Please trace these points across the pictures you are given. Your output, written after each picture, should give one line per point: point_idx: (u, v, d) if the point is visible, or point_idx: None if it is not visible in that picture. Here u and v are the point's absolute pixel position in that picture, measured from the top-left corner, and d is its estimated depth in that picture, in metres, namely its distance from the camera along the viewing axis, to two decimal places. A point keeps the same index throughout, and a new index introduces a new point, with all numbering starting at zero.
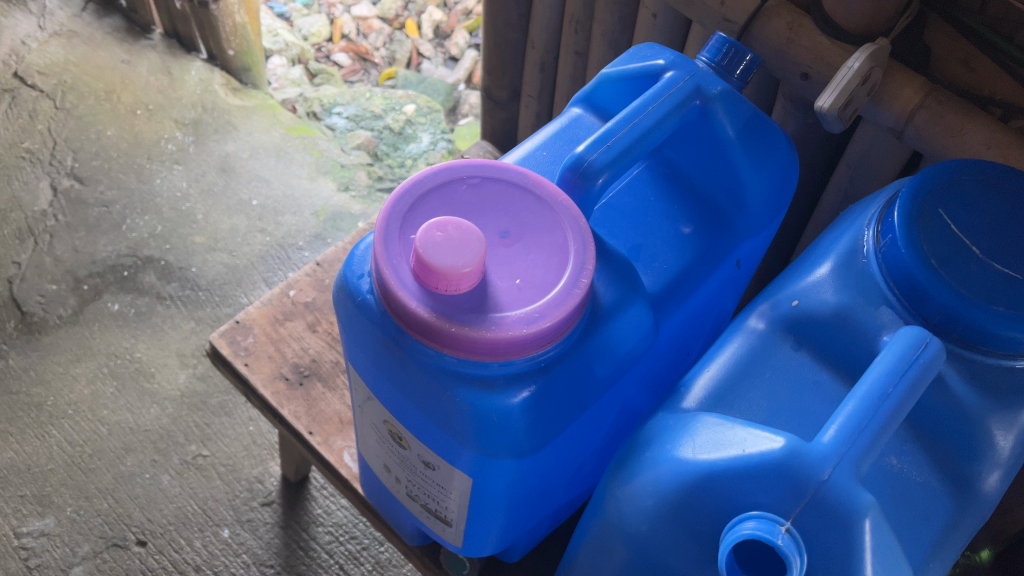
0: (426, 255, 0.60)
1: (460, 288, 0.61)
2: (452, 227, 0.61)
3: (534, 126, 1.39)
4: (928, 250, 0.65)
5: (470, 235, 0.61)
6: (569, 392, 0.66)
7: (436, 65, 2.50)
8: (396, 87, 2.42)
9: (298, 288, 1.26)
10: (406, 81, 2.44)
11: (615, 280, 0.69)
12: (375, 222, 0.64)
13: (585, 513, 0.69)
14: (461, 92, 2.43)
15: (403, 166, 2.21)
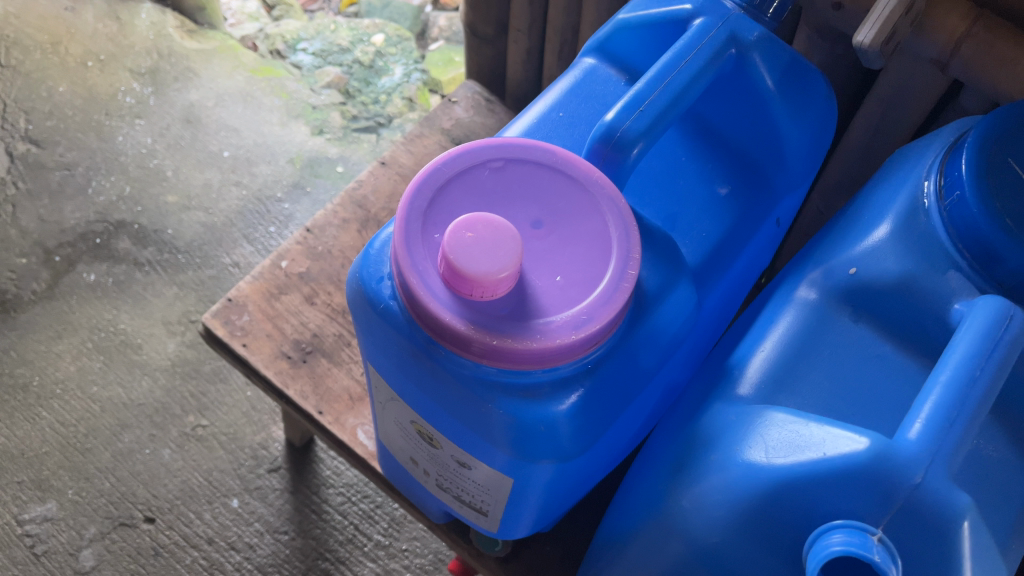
0: (456, 262, 0.53)
1: (497, 293, 0.55)
2: (482, 225, 0.54)
3: (524, 62, 1.30)
4: (1001, 208, 0.59)
5: (503, 233, 0.54)
6: (618, 389, 0.61)
7: None
8: (360, 15, 2.25)
9: (290, 258, 1.18)
10: (371, 7, 2.26)
11: (657, 261, 0.63)
12: (393, 222, 0.57)
13: (638, 509, 0.65)
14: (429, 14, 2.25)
15: (377, 102, 2.07)
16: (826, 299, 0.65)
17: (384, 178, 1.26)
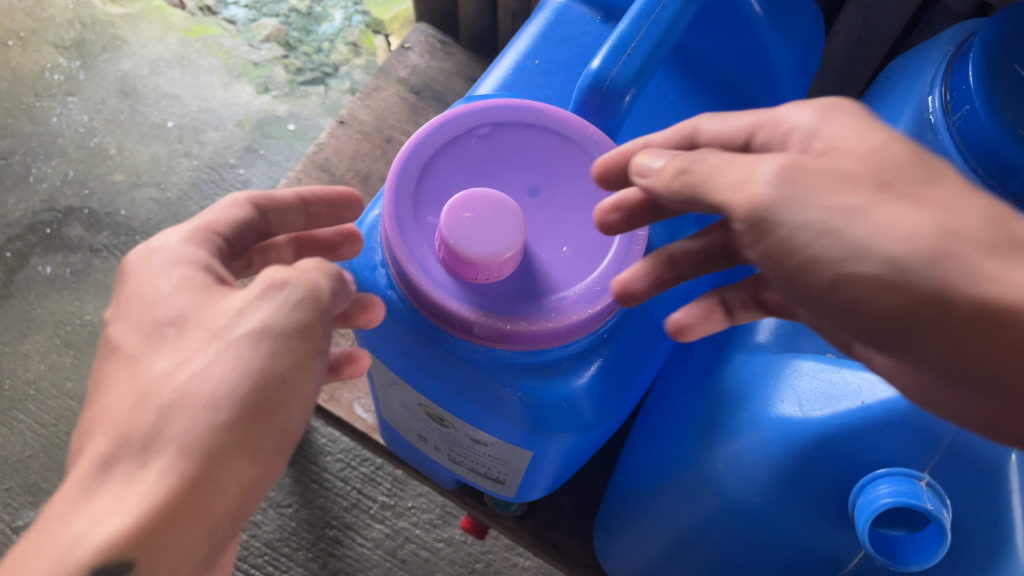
0: (457, 246, 0.50)
1: (503, 274, 0.52)
2: (479, 203, 0.51)
3: None
4: (1012, 117, 0.56)
5: (503, 207, 0.51)
6: (637, 353, 0.59)
7: None
8: None
9: None
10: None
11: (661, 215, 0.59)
12: (383, 208, 0.52)
13: (661, 464, 0.65)
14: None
15: (320, 51, 1.91)
16: None
17: (344, 139, 1.20)
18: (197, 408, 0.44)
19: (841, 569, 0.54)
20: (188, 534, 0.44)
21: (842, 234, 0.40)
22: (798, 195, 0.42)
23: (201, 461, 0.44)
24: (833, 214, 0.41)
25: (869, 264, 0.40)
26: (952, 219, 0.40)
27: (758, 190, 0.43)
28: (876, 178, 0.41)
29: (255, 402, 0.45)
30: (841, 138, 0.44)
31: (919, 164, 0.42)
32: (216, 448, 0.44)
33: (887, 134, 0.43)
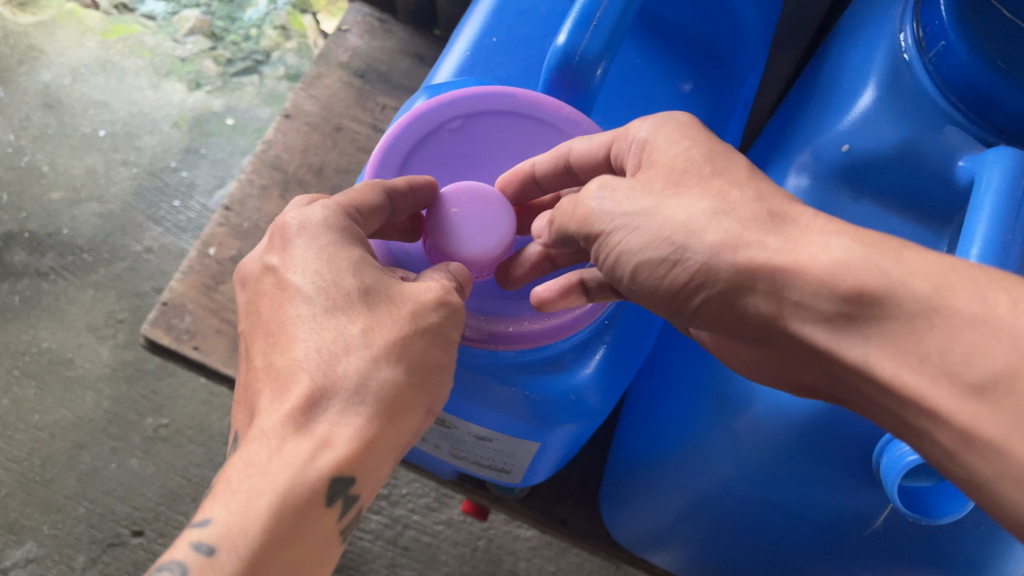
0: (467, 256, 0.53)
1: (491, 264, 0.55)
2: (467, 198, 0.54)
3: None
4: (992, 49, 0.54)
5: (490, 201, 0.54)
6: (637, 333, 0.60)
7: None
8: None
9: (217, 242, 1.08)
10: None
11: None
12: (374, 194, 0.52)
13: (659, 438, 0.64)
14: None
15: (250, 40, 1.77)
16: (820, 187, 0.63)
17: (292, 133, 1.15)
18: (399, 360, 0.47)
19: (868, 528, 0.54)
20: (381, 468, 0.48)
21: (620, 226, 0.47)
22: (600, 199, 0.48)
23: (411, 405, 0.48)
24: (634, 213, 0.46)
25: (638, 250, 0.46)
26: (721, 203, 0.44)
27: (573, 207, 0.50)
28: (669, 178, 0.47)
29: (434, 353, 0.49)
30: (659, 147, 0.49)
31: (706, 164, 0.46)
32: (415, 401, 0.48)
33: (707, 142, 0.47)
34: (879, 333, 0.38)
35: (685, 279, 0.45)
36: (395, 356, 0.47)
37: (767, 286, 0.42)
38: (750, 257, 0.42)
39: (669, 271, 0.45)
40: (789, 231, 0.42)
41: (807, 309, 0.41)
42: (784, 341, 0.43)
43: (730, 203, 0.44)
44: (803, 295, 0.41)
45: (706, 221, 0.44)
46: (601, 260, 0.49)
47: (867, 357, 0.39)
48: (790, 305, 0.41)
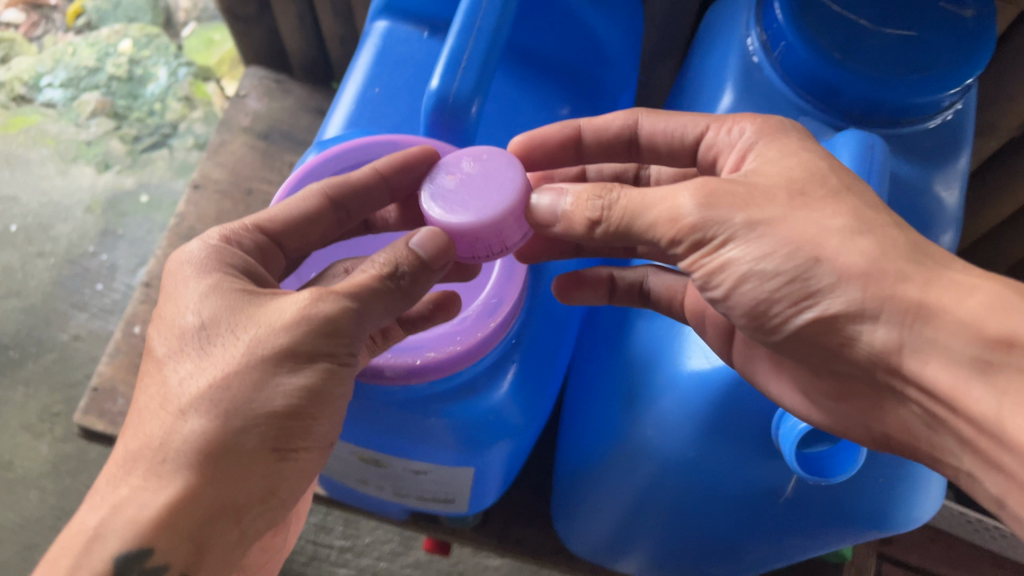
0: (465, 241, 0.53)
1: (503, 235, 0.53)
2: (479, 164, 0.54)
3: (299, 30, 1.20)
4: (827, 44, 0.61)
5: (501, 168, 0.54)
6: (546, 348, 0.63)
7: None
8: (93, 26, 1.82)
9: (142, 320, 1.08)
10: (101, 13, 1.83)
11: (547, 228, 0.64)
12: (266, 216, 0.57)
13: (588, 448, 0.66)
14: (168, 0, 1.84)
15: (155, 113, 1.76)
16: None
17: (204, 202, 1.16)
18: (228, 406, 0.46)
19: (780, 499, 0.57)
20: (221, 530, 0.47)
21: (742, 232, 0.45)
22: (720, 208, 0.45)
23: (243, 455, 0.46)
24: (767, 234, 0.45)
25: (748, 261, 0.46)
26: (859, 220, 0.44)
27: (670, 207, 0.46)
28: (792, 188, 0.46)
29: (283, 390, 0.47)
30: (769, 161, 0.48)
31: (824, 180, 0.46)
32: (250, 453, 0.47)
33: (819, 156, 0.47)
34: (943, 349, 0.42)
35: (790, 291, 0.45)
36: (209, 408, 0.46)
37: (891, 317, 0.43)
38: (882, 291, 0.43)
39: (778, 279, 0.45)
40: (913, 260, 0.43)
41: (911, 341, 0.43)
42: (841, 354, 0.46)
43: (868, 224, 0.44)
44: (925, 333, 0.42)
45: (835, 249, 0.44)
46: (693, 260, 0.48)
47: (930, 373, 0.42)
48: (897, 335, 0.43)
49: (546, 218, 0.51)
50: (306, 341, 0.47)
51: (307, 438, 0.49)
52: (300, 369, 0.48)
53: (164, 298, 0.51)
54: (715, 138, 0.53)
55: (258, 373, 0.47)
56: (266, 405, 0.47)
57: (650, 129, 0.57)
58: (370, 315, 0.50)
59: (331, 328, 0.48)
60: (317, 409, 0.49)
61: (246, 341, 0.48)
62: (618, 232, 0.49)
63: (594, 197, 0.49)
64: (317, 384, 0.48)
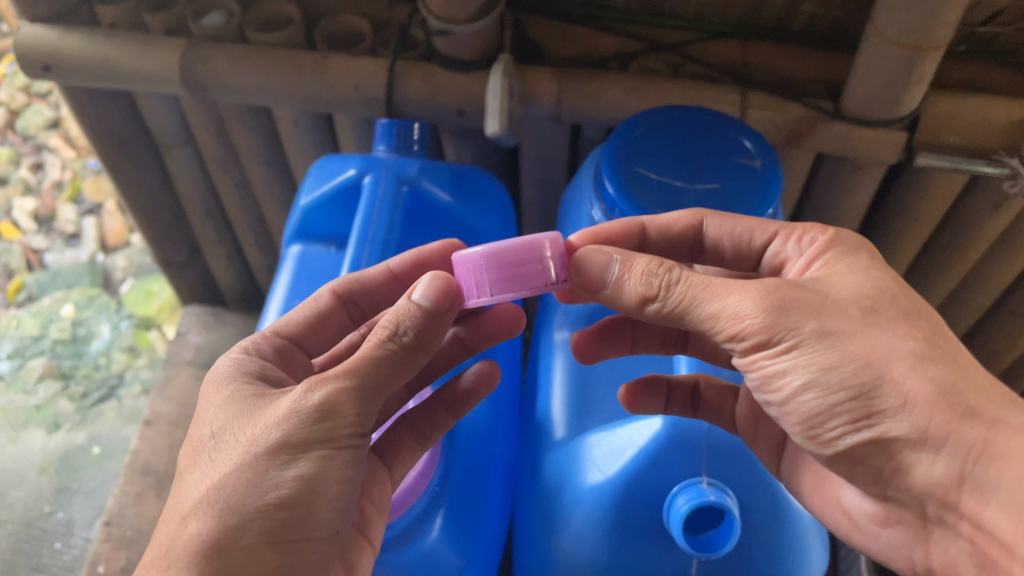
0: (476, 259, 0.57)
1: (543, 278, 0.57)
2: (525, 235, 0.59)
3: (229, 265, 1.34)
4: (650, 204, 0.76)
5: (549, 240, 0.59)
6: (470, 490, 0.71)
7: (62, 250, 1.87)
8: (32, 300, 1.81)
9: (105, 558, 1.12)
10: (41, 285, 1.82)
11: None
12: None
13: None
14: (104, 262, 1.86)
15: (102, 367, 1.71)
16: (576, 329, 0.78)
17: (156, 435, 1.25)
18: (228, 503, 0.51)
19: None
20: None
21: (811, 341, 0.51)
22: (791, 317, 0.52)
23: (244, 545, 0.51)
24: (837, 339, 0.51)
25: (807, 370, 0.52)
26: (926, 346, 0.52)
27: (735, 306, 0.52)
28: (864, 306, 0.53)
29: (276, 478, 0.52)
30: (839, 275, 0.55)
31: (891, 303, 0.53)
32: (253, 543, 0.51)
33: (887, 278, 0.55)
34: (1002, 496, 0.49)
35: (844, 402, 0.51)
36: (209, 510, 0.51)
37: (953, 452, 0.50)
38: (947, 423, 0.50)
39: (836, 387, 0.51)
40: (966, 396, 0.51)
41: (969, 478, 0.50)
42: (886, 472, 0.53)
43: (933, 356, 0.52)
44: (984, 474, 0.50)
45: (899, 374, 0.51)
46: (751, 358, 0.54)
47: (990, 514, 0.49)
48: (957, 468, 0.50)
49: (598, 282, 0.57)
50: (297, 429, 0.52)
51: (314, 523, 0.52)
52: (292, 458, 0.52)
53: (199, 414, 0.58)
54: (784, 246, 0.61)
55: (252, 467, 0.52)
56: (262, 497, 0.51)
57: (716, 234, 0.64)
58: (365, 391, 0.54)
59: (320, 413, 0.53)
60: (318, 492, 0.52)
61: (248, 440, 0.53)
62: (670, 314, 0.55)
63: (656, 278, 0.55)
64: (311, 470, 0.52)
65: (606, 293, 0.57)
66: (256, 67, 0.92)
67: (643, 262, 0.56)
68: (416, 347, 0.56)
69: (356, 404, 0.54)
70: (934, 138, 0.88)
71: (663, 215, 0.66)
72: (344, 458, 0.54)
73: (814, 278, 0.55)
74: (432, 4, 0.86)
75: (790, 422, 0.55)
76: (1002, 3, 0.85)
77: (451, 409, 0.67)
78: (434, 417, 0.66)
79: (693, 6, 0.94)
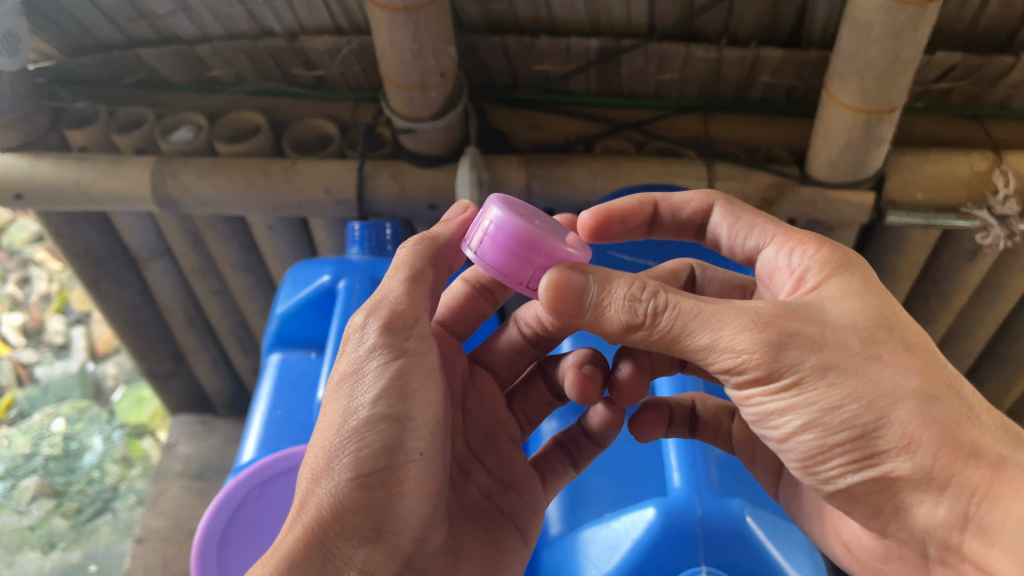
0: (504, 211, 0.52)
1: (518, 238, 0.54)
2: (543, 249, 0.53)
3: (215, 371, 1.33)
4: None
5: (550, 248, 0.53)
6: None
7: (51, 362, 1.79)
8: (23, 417, 1.68)
9: None
10: (32, 400, 1.70)
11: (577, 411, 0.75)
12: (195, 534, 0.69)
13: None
14: (94, 371, 1.78)
15: (97, 480, 1.57)
16: (565, 416, 0.75)
17: (149, 553, 1.23)
18: (327, 441, 0.47)
19: None
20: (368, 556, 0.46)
21: (812, 379, 0.44)
22: (789, 352, 0.44)
23: (337, 479, 0.46)
24: (842, 376, 0.43)
25: (808, 411, 0.44)
26: (930, 384, 0.44)
27: (727, 340, 0.44)
28: (863, 335, 0.45)
29: (362, 400, 0.47)
30: (832, 299, 0.47)
31: (890, 333, 0.45)
32: (354, 477, 0.46)
33: (886, 304, 0.47)
34: (1007, 539, 0.40)
35: (845, 444, 0.44)
36: (319, 460, 0.48)
37: (956, 495, 0.42)
38: (951, 466, 0.42)
39: (836, 429, 0.44)
40: (971, 435, 0.43)
41: (973, 521, 0.42)
42: (887, 511, 0.45)
43: (937, 384, 0.44)
44: (989, 515, 0.41)
45: (905, 413, 0.43)
46: (747, 395, 0.46)
47: (994, 558, 0.41)
48: (961, 510, 0.42)
49: (574, 307, 0.48)
50: (374, 346, 0.49)
51: (413, 442, 0.47)
52: (379, 371, 0.48)
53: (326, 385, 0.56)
54: (777, 256, 0.53)
55: (338, 397, 0.49)
56: (349, 424, 0.47)
57: (718, 224, 0.58)
58: (422, 296, 0.52)
59: (391, 328, 0.49)
60: (412, 406, 0.48)
61: (335, 380, 0.50)
62: (657, 342, 0.47)
63: (640, 305, 0.46)
64: (395, 381, 0.48)
65: (585, 321, 0.48)
66: (225, 179, 0.93)
67: (623, 288, 0.47)
68: (451, 256, 0.55)
69: (417, 310, 0.51)
70: (901, 196, 0.89)
71: (675, 196, 0.60)
72: (429, 366, 0.49)
73: (808, 303, 0.47)
74: (396, 104, 0.88)
75: (791, 462, 0.47)
76: (953, 60, 0.87)
77: (594, 437, 0.64)
78: (580, 443, 0.64)
79: (653, 86, 0.97)
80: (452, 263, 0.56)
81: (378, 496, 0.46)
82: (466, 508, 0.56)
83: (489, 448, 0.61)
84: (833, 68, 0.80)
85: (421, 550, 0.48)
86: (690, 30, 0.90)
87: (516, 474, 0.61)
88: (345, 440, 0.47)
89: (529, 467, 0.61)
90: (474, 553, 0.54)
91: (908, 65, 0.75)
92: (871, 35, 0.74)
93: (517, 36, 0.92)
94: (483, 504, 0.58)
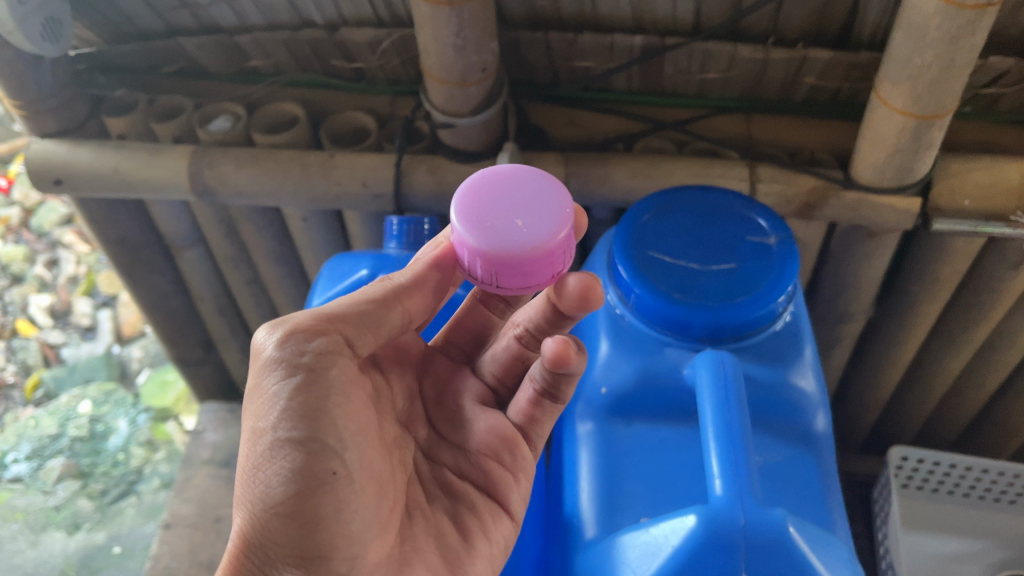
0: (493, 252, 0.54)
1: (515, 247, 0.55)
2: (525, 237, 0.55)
3: (244, 359, 1.33)
4: (667, 288, 0.72)
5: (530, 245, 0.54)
6: None
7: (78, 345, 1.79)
8: (50, 398, 1.69)
9: None
10: (58, 381, 1.71)
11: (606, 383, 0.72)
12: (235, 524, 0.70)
13: None
14: (120, 353, 1.77)
15: (122, 462, 1.57)
16: (598, 418, 0.71)
17: (175, 539, 1.23)
18: (243, 468, 0.49)
19: None
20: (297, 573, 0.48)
21: None
22: None
23: (255, 508, 0.48)
24: None
25: None
26: None
27: None
28: None
29: (269, 425, 0.47)
30: None
31: None
32: (267, 505, 0.47)
33: None
34: None
35: None
36: (240, 486, 0.49)
37: None
38: None
39: None
40: None
41: None
42: None
43: None
44: None
45: None
46: None
47: None
48: None
49: None
50: (272, 365, 0.48)
51: (324, 462, 0.47)
52: (277, 393, 0.47)
53: None
54: None
55: (249, 420, 0.49)
56: (258, 447, 0.48)
57: None
58: (332, 317, 0.51)
59: (289, 347, 0.48)
60: (319, 426, 0.47)
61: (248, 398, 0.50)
62: None
63: None
64: (297, 399, 0.47)
65: None
66: (262, 170, 0.93)
67: None
68: (402, 293, 0.55)
69: (326, 327, 0.50)
70: (947, 202, 0.87)
71: None
72: (331, 382, 0.49)
73: None
74: (436, 98, 0.87)
75: None
76: (1006, 65, 0.85)
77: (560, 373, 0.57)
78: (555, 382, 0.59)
79: (694, 85, 0.95)
80: (402, 300, 0.55)
81: (291, 523, 0.47)
82: (430, 497, 0.59)
83: (458, 425, 0.63)
84: (884, 70, 0.78)
85: (357, 563, 0.49)
86: (736, 29, 0.88)
87: (484, 438, 0.61)
88: (255, 471, 0.48)
89: (502, 423, 0.62)
90: (432, 546, 0.56)
91: (963, 69, 0.74)
92: (926, 39, 0.72)
93: (560, 32, 0.91)
94: (454, 485, 0.61)
